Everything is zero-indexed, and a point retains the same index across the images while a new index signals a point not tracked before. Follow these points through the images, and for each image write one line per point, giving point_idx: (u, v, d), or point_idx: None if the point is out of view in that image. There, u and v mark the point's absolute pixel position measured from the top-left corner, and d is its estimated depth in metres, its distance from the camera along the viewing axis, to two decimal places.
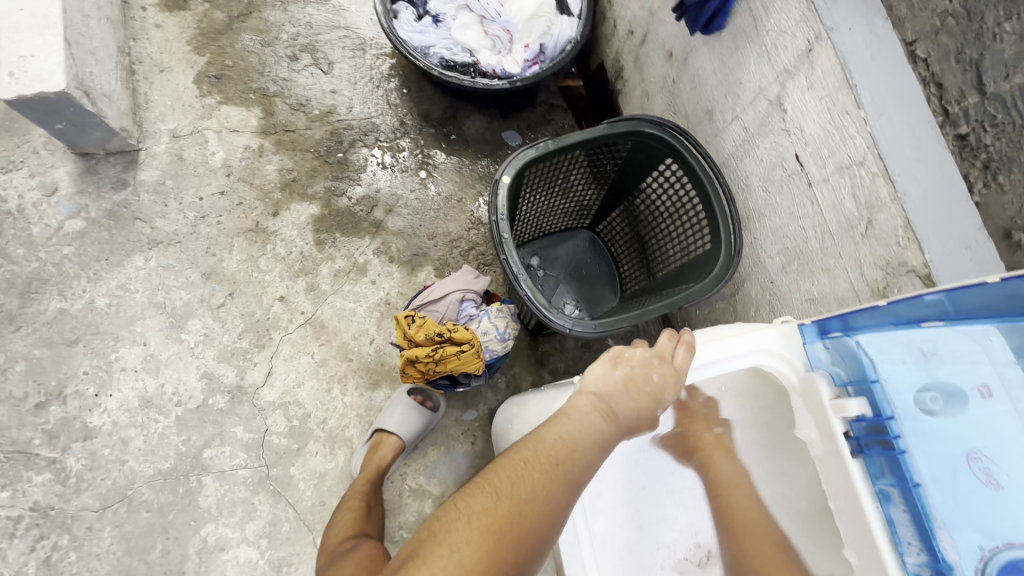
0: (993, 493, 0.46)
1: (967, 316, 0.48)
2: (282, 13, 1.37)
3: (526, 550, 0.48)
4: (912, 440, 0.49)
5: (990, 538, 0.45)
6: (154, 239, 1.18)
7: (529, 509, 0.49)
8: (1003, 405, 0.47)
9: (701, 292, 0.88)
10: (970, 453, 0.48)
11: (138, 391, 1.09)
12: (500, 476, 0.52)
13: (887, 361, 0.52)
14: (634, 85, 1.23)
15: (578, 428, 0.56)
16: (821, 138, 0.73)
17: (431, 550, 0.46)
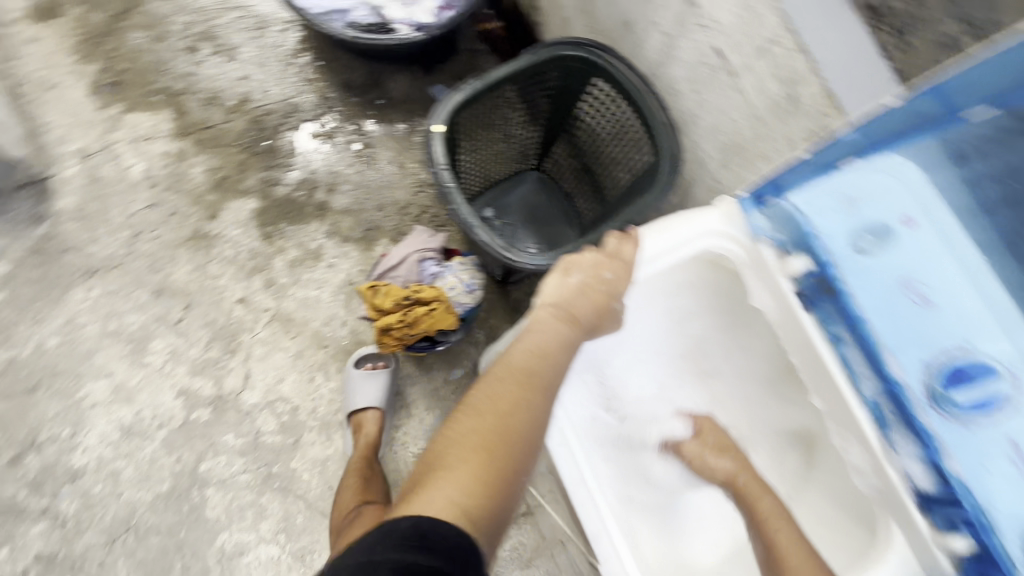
0: (927, 312, 0.50)
1: (879, 147, 0.54)
2: (168, 3, 1.28)
3: (521, 454, 0.50)
4: (854, 280, 0.53)
5: (931, 351, 0.50)
6: (90, 267, 1.12)
7: (519, 421, 0.51)
8: (924, 228, 0.52)
9: (651, 202, 0.89)
10: (904, 279, 0.52)
11: (115, 423, 1.06)
12: (485, 398, 0.53)
13: (821, 214, 0.56)
14: (551, 13, 1.21)
15: (544, 337, 0.58)
16: (737, 26, 0.74)
17: (433, 476, 0.47)
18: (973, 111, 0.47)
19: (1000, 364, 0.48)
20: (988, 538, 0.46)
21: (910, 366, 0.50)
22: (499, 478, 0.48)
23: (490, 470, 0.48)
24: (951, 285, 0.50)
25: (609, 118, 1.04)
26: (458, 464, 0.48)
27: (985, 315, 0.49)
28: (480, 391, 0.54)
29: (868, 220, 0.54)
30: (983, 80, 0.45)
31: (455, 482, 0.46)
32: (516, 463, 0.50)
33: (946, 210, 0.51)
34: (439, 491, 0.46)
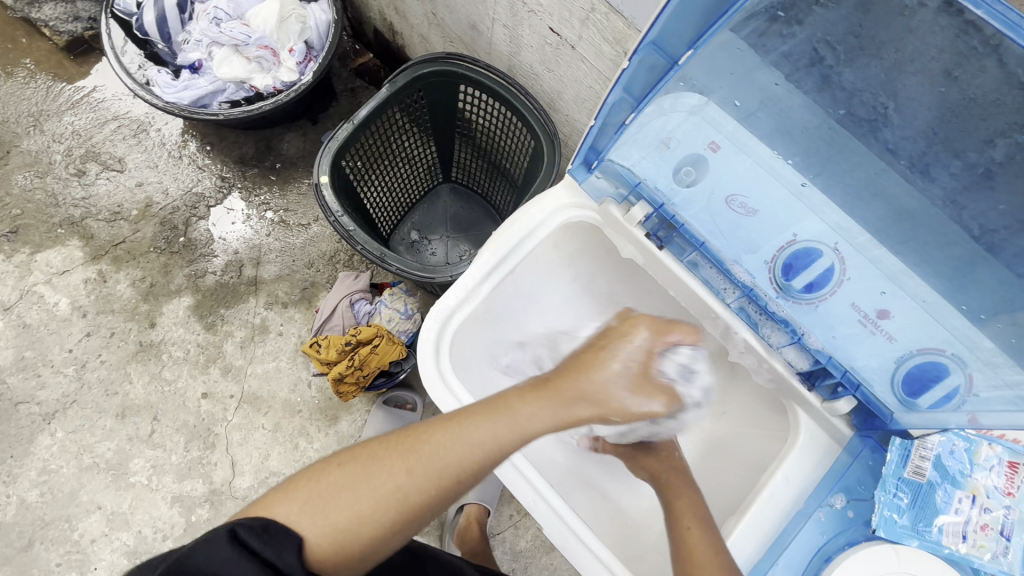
0: (751, 219, 0.59)
1: (645, 98, 0.54)
2: (41, 136, 1.28)
3: (371, 544, 0.44)
4: (687, 213, 0.60)
5: (767, 254, 0.58)
6: (47, 412, 1.13)
7: (391, 507, 0.44)
8: (727, 149, 0.58)
9: (544, 182, 0.92)
10: (729, 196, 0.59)
11: (120, 550, 1.07)
12: (389, 449, 0.46)
13: (640, 161, 0.60)
14: (409, 33, 1.24)
15: (495, 439, 0.45)
16: (557, 3, 0.79)
17: (288, 497, 0.43)
18: (689, 54, 0.49)
19: (821, 244, 0.56)
20: (859, 391, 0.55)
21: (758, 271, 0.59)
22: (343, 547, 0.43)
23: (336, 532, 0.42)
24: (761, 185, 0.58)
25: (487, 117, 1.08)
26: (311, 496, 0.43)
27: (790, 202, 0.57)
28: (386, 440, 0.47)
29: (682, 155, 0.59)
30: (683, 24, 0.47)
31: (300, 515, 0.42)
32: (371, 543, 0.44)
33: (732, 120, 0.57)
34: (283, 514, 0.43)
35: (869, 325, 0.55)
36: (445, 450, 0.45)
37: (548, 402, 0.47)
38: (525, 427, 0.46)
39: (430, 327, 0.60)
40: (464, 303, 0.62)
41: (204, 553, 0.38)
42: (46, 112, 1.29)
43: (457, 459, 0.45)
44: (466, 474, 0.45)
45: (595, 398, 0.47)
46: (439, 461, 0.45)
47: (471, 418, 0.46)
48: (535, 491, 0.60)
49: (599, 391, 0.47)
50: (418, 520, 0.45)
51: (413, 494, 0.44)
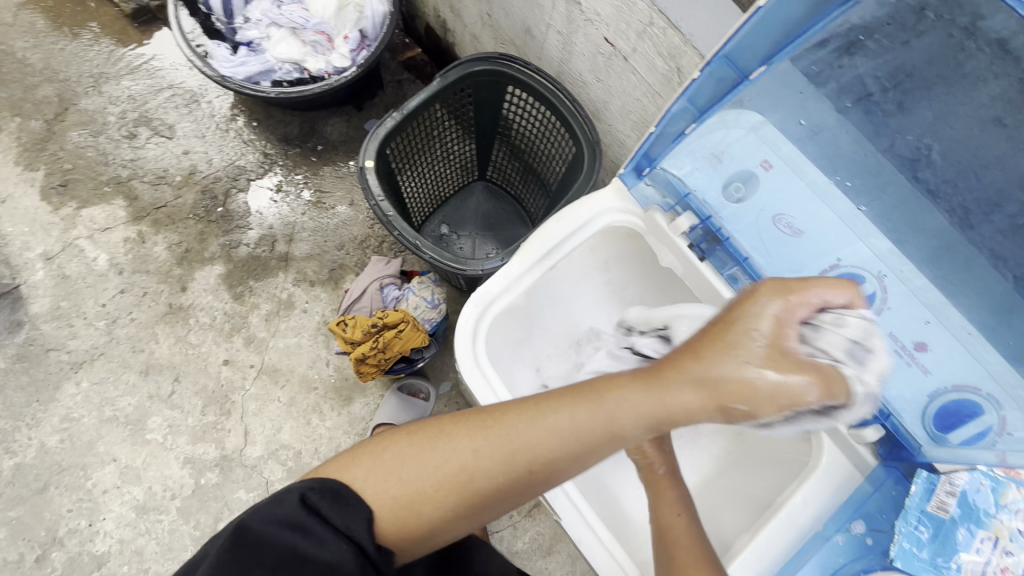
0: (796, 240, 0.59)
1: (708, 110, 0.55)
2: (99, 97, 1.33)
3: (441, 516, 0.47)
4: (732, 226, 0.60)
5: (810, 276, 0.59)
6: (75, 361, 1.16)
7: (465, 484, 0.46)
8: (780, 169, 0.59)
9: (581, 188, 0.93)
10: (777, 216, 0.59)
11: (130, 503, 1.10)
12: (466, 426, 0.48)
13: (690, 172, 0.61)
14: (461, 32, 1.27)
15: (571, 425, 0.45)
16: (615, 14, 0.80)
17: (367, 461, 0.48)
18: (761, 70, 0.50)
19: (863, 270, 0.56)
20: (888, 421, 0.54)
21: None
22: (415, 517, 0.47)
23: (402, 502, 0.46)
24: (810, 208, 0.58)
25: (530, 119, 1.09)
26: (382, 466, 0.47)
27: (838, 228, 0.57)
28: (463, 424, 0.48)
29: (733, 171, 0.60)
30: (759, 40, 0.48)
31: (372, 482, 0.46)
32: (443, 515, 0.47)
33: (789, 143, 0.57)
34: (362, 482, 0.46)
35: (905, 356, 0.55)
36: (518, 437, 0.46)
37: (640, 390, 0.43)
38: (610, 417, 0.44)
39: (469, 315, 0.62)
40: (503, 293, 0.63)
41: (263, 521, 0.42)
42: (106, 75, 1.34)
43: (530, 446, 0.46)
44: (539, 463, 0.46)
45: (715, 394, 0.40)
46: (511, 448, 0.46)
47: (552, 401, 0.46)
48: (556, 483, 0.61)
49: (723, 381, 0.40)
50: (490, 499, 0.47)
51: (485, 476, 0.46)
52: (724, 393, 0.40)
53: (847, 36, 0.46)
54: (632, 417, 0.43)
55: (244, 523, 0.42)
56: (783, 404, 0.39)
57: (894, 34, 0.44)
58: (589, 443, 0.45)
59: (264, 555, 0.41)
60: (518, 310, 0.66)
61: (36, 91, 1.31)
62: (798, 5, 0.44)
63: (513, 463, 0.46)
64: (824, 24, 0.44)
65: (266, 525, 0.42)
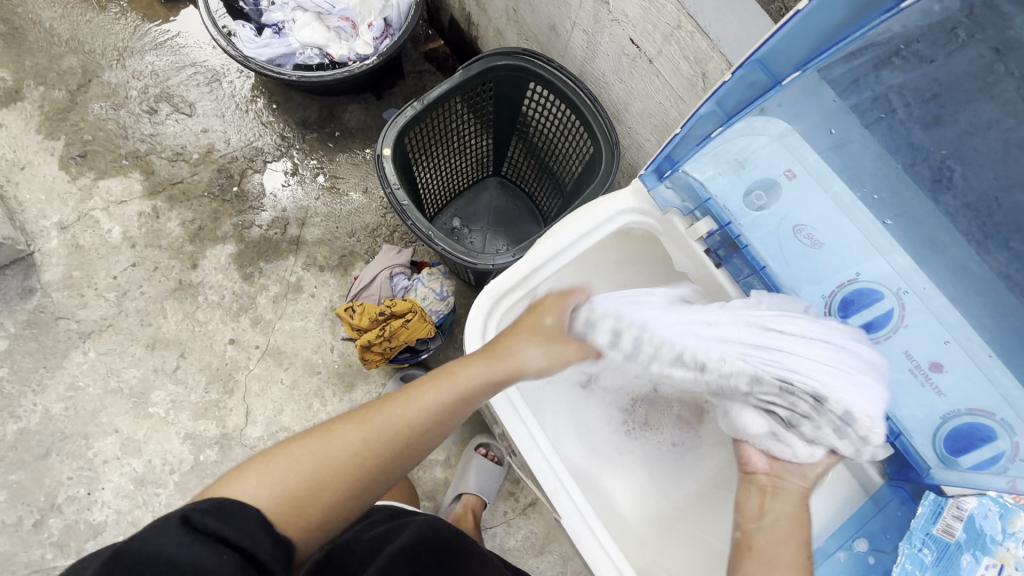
0: (817, 252, 0.59)
1: (735, 115, 0.54)
2: (122, 71, 1.33)
3: (335, 502, 0.50)
4: (751, 234, 0.60)
5: (827, 286, 0.59)
6: (84, 331, 1.17)
7: (346, 470, 0.50)
8: (803, 178, 0.58)
9: (597, 189, 0.93)
10: (796, 226, 0.59)
11: (129, 475, 1.11)
12: (338, 424, 0.52)
13: (711, 178, 0.61)
14: (485, 26, 1.26)
15: (427, 398, 0.54)
16: (642, 15, 0.80)
17: (244, 478, 0.48)
18: (795, 75, 0.49)
19: (882, 286, 0.55)
20: (898, 439, 0.55)
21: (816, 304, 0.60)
22: (313, 505, 0.48)
23: (297, 497, 0.48)
24: (833, 221, 0.57)
25: (549, 117, 1.09)
26: (266, 474, 0.48)
27: (862, 242, 0.56)
28: (337, 423, 0.52)
29: (756, 179, 0.59)
30: (794, 46, 0.46)
31: (256, 490, 0.47)
32: (336, 501, 0.50)
33: (816, 153, 0.56)
34: (243, 491, 0.47)
35: (919, 376, 0.54)
36: (386, 420, 0.52)
37: (480, 363, 0.56)
38: (462, 387, 0.55)
39: (482, 305, 0.62)
40: (517, 287, 0.63)
41: (139, 545, 0.38)
42: (131, 49, 1.35)
43: (402, 422, 0.53)
44: (404, 437, 0.52)
45: (514, 365, 0.57)
46: (381, 429, 0.52)
47: (411, 389, 0.55)
48: (558, 480, 0.61)
49: (516, 358, 0.57)
50: (368, 482, 0.51)
51: (365, 457, 0.51)
52: (513, 368, 0.57)
53: (881, 48, 0.45)
54: (477, 388, 0.56)
55: (120, 551, 0.38)
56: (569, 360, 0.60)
57: (926, 51, 0.43)
58: (445, 411, 0.55)
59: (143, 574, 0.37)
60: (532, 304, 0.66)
61: (61, 61, 1.32)
62: (837, 11, 0.42)
63: (391, 440, 0.51)
64: (865, 30, 0.43)
65: (148, 550, 0.38)
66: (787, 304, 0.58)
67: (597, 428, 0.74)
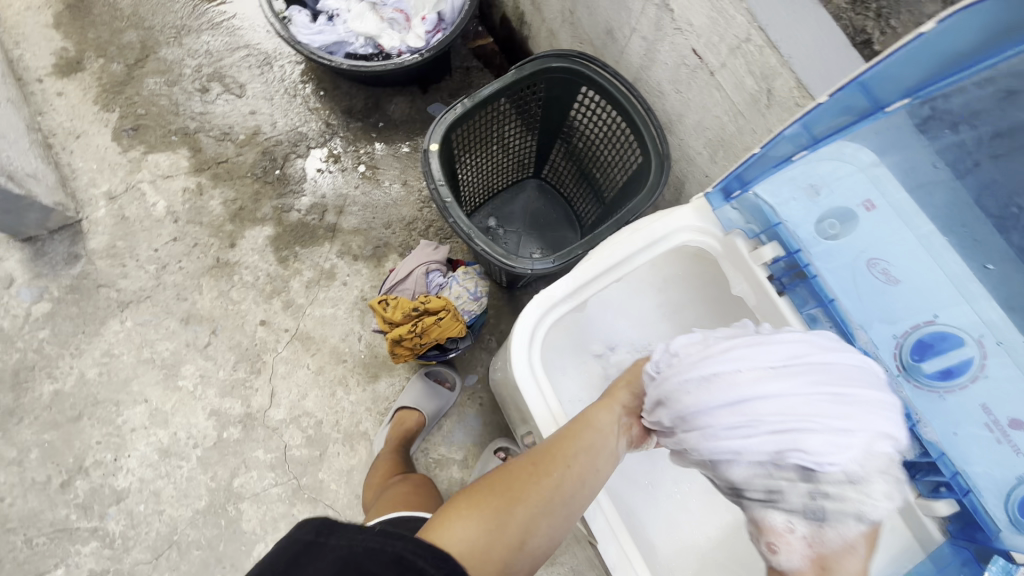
0: (891, 290, 0.56)
1: (821, 141, 0.55)
2: (179, 49, 1.36)
3: (528, 539, 0.53)
4: (822, 264, 0.58)
5: (900, 327, 0.55)
6: (122, 300, 1.20)
7: (531, 504, 0.54)
8: (883, 211, 0.56)
9: (643, 202, 0.90)
10: (870, 260, 0.57)
11: (154, 445, 1.13)
12: (513, 467, 0.56)
13: (785, 203, 0.59)
14: (538, 26, 1.25)
15: (581, 439, 0.58)
16: (709, 26, 0.77)
17: (446, 519, 0.52)
18: (903, 101, 0.50)
19: (963, 332, 0.52)
20: (966, 497, 0.50)
21: (885, 343, 0.56)
22: (507, 543, 0.52)
23: (498, 533, 0.52)
24: (913, 258, 0.55)
25: (598, 123, 1.07)
26: (472, 512, 0.52)
27: (942, 284, 0.53)
28: (511, 464, 0.57)
29: (831, 206, 0.58)
30: (904, 73, 0.47)
31: (464, 525, 0.51)
32: (527, 535, 0.53)
33: (902, 189, 0.55)
34: (458, 527, 0.51)
35: (995, 432, 0.51)
36: (551, 454, 0.57)
37: (603, 406, 0.62)
38: (595, 424, 0.60)
39: (530, 314, 0.61)
40: (566, 299, 0.63)
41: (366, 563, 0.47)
42: (188, 28, 1.37)
43: (565, 462, 0.57)
44: (572, 472, 0.57)
45: (624, 428, 0.62)
46: (546, 466, 0.56)
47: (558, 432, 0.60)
48: (596, 502, 0.61)
49: (622, 407, 0.63)
50: (555, 513, 0.55)
51: (542, 491, 0.55)
52: (624, 414, 0.62)
53: None
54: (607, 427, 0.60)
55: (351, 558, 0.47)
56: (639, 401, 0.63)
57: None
58: (593, 449, 0.58)
59: None
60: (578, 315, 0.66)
61: (121, 35, 1.35)
62: (966, 38, 0.43)
63: (558, 477, 0.55)
64: (994, 61, 0.44)
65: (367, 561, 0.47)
66: (734, 334, 0.56)
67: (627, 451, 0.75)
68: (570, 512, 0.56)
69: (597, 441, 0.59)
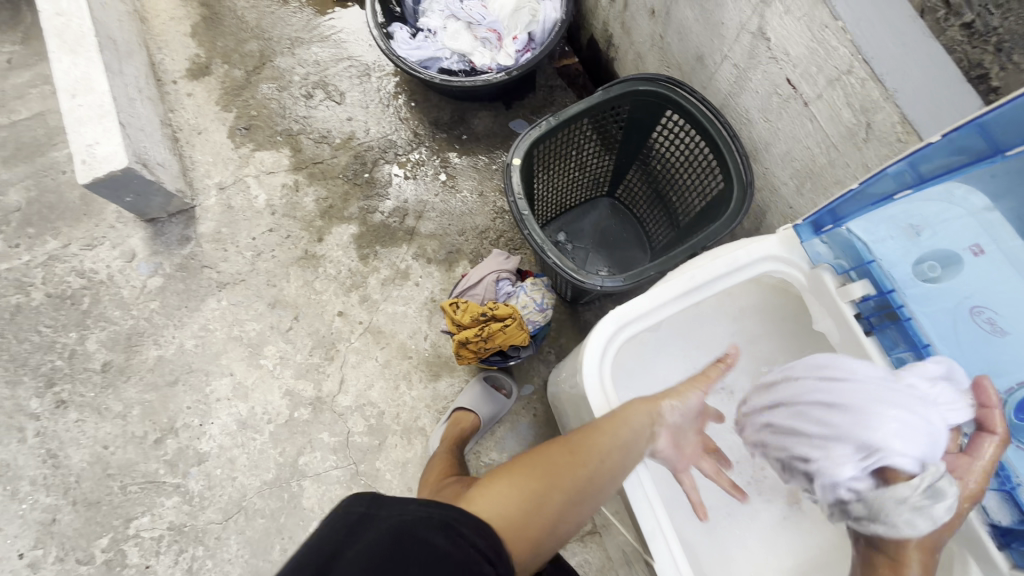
0: (1000, 341, 0.52)
1: (930, 180, 0.51)
2: (291, 58, 1.50)
3: (557, 516, 0.58)
4: (917, 307, 0.54)
5: (1006, 380, 0.51)
6: (221, 281, 1.32)
7: (565, 490, 0.58)
8: (996, 256, 0.52)
9: (721, 228, 0.90)
10: (975, 307, 0.53)
11: (234, 415, 1.23)
12: (550, 452, 0.60)
13: (880, 240, 0.56)
14: (625, 49, 1.26)
15: (620, 437, 0.60)
16: (807, 56, 0.76)
17: (486, 492, 0.56)
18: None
19: None
20: None
21: (984, 397, 0.52)
22: (538, 517, 0.56)
23: (530, 506, 0.56)
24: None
25: (679, 147, 1.07)
26: (505, 485, 0.57)
27: None
28: (549, 448, 0.61)
29: (933, 248, 0.54)
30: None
31: (499, 497, 0.56)
32: (555, 514, 0.57)
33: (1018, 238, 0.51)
34: (494, 499, 0.56)
35: None
36: (590, 446, 0.59)
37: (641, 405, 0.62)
38: (634, 423, 0.61)
39: (605, 329, 0.62)
40: (641, 318, 0.63)
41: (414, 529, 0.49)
42: (301, 40, 1.51)
43: (600, 455, 0.59)
44: (605, 465, 0.59)
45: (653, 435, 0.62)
46: (584, 456, 0.59)
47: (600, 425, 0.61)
48: (657, 522, 0.60)
49: (659, 415, 0.63)
50: (584, 502, 0.59)
51: (576, 480, 0.58)
52: (660, 422, 0.63)
53: None
54: (642, 427, 0.61)
55: (398, 525, 0.49)
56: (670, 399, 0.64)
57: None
58: (628, 446, 0.60)
59: (401, 551, 0.47)
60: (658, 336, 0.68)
61: (244, 45, 1.51)
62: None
63: (592, 469, 0.58)
64: None
65: (415, 526, 0.49)
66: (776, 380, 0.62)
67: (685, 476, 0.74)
68: (596, 498, 0.59)
69: (632, 434, 0.60)
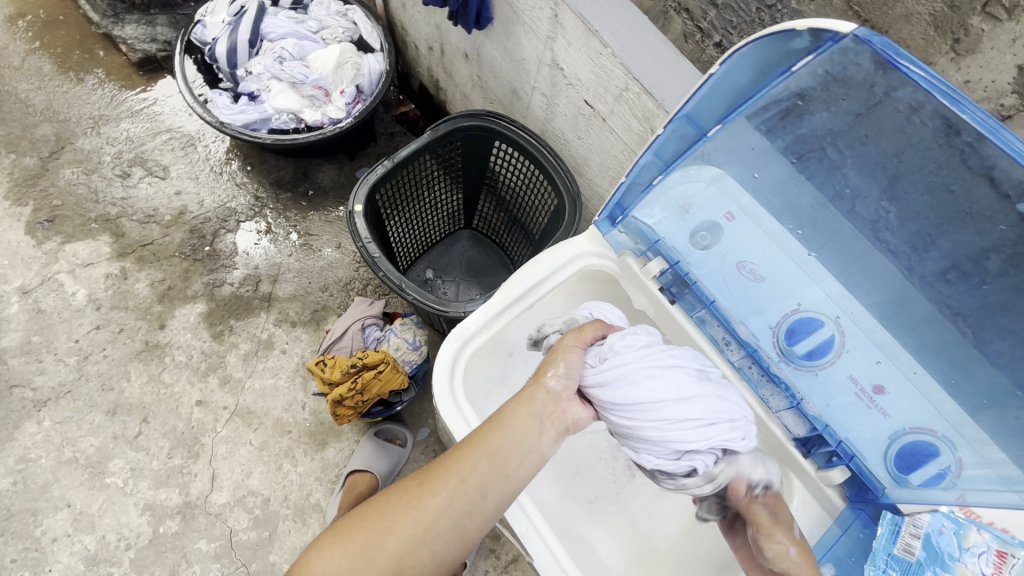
0: (760, 286, 0.61)
1: (673, 163, 0.60)
2: (97, 138, 1.36)
3: (411, 561, 0.48)
4: (699, 270, 0.63)
5: (773, 318, 0.60)
6: (39, 399, 1.13)
7: (405, 531, 0.48)
8: (742, 218, 0.60)
9: (562, 237, 0.97)
10: (739, 262, 0.62)
11: (79, 554, 1.03)
12: (396, 487, 0.51)
13: (659, 221, 0.64)
14: (452, 91, 1.35)
15: (497, 442, 0.51)
16: (594, 79, 0.87)
17: (313, 550, 0.48)
18: (719, 127, 0.55)
19: (821, 315, 0.57)
20: (852, 461, 0.54)
21: (762, 335, 0.60)
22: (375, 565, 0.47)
23: (363, 551, 0.47)
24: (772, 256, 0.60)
25: (515, 172, 1.15)
26: (336, 541, 0.48)
27: (797, 275, 0.59)
28: (394, 487, 0.52)
29: (699, 221, 0.63)
30: (714, 102, 0.53)
31: (324, 554, 0.47)
32: (405, 557, 0.48)
33: (748, 194, 0.59)
34: (319, 560, 0.47)
35: (865, 399, 0.55)
36: (438, 472, 0.50)
37: (522, 402, 0.53)
38: (509, 420, 0.52)
39: (448, 350, 0.63)
40: (482, 330, 0.65)
41: None
42: (106, 117, 1.38)
43: (458, 474, 0.50)
44: (468, 485, 0.50)
45: (555, 415, 0.54)
46: (432, 485, 0.50)
47: (465, 440, 0.52)
48: (530, 521, 0.60)
49: (543, 400, 0.54)
50: (439, 540, 0.49)
51: (422, 515, 0.49)
52: (552, 402, 0.54)
53: (794, 103, 0.50)
54: (525, 428, 0.52)
55: None
56: (537, 413, 0.53)
57: (811, 108, 0.50)
58: (502, 451, 0.51)
59: None
60: (509, 346, 0.69)
61: (34, 129, 1.35)
62: (746, 71, 0.50)
63: (445, 491, 0.49)
64: (768, 90, 0.50)
65: None
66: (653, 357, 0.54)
67: (582, 468, 0.71)
68: (476, 523, 0.50)
69: (503, 434, 0.51)
